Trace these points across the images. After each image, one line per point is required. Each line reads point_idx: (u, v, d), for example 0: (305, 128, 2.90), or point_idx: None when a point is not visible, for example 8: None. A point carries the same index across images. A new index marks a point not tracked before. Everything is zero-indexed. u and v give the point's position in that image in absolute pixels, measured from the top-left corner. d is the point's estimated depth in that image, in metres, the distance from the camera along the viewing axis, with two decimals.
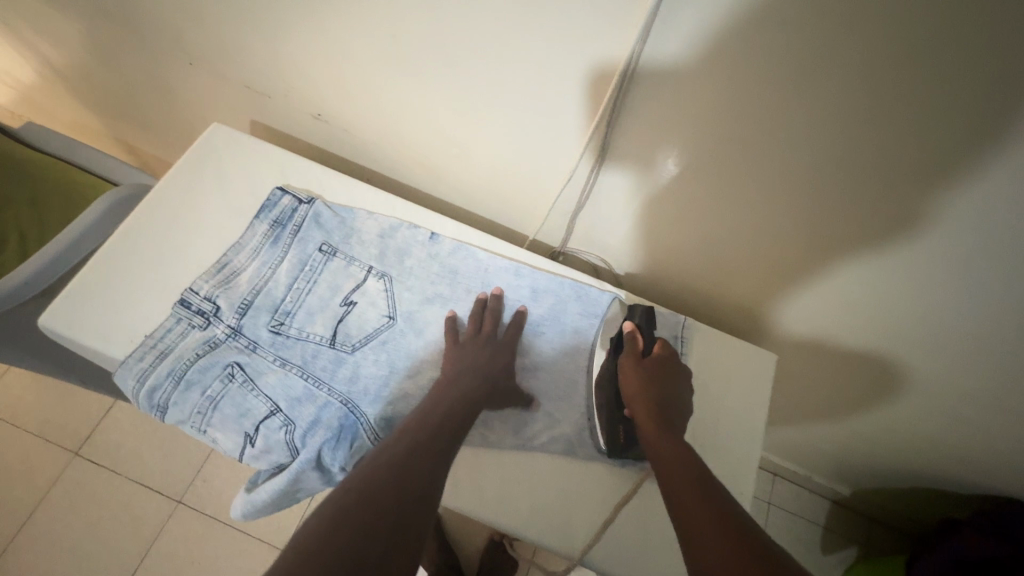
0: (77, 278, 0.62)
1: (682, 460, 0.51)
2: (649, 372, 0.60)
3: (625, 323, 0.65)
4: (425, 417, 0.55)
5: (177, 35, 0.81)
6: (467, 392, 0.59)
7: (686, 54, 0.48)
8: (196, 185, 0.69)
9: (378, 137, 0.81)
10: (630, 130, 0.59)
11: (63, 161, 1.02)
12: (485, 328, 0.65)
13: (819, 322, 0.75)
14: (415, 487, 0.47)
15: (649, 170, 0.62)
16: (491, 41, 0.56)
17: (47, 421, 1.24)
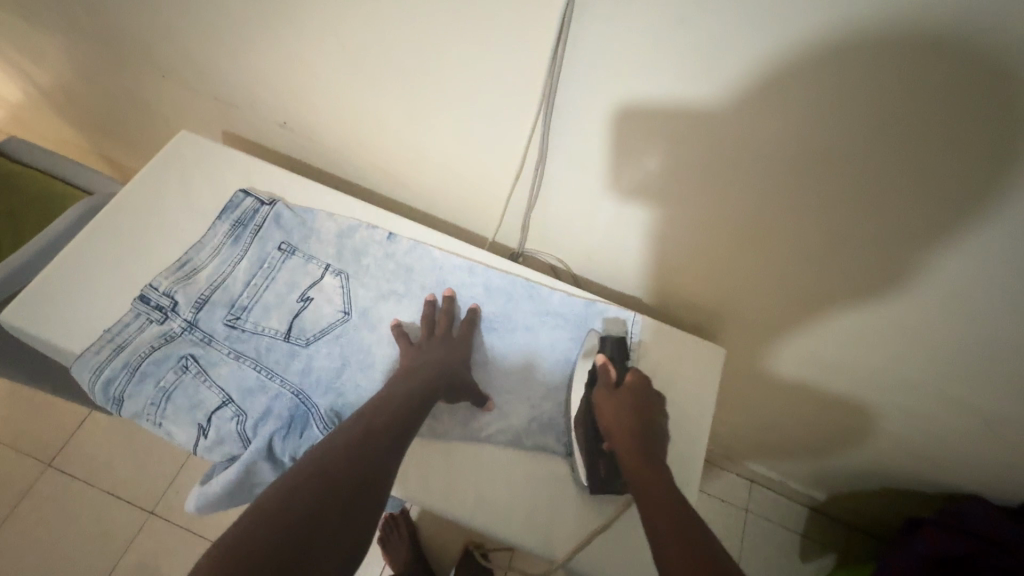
0: (42, 277, 0.64)
1: (666, 503, 0.51)
2: (624, 403, 0.61)
3: (597, 356, 0.66)
4: (385, 403, 0.56)
5: (149, 49, 0.84)
6: (427, 380, 0.60)
7: (601, 54, 0.51)
8: (161, 189, 0.72)
9: (341, 144, 0.84)
10: (566, 131, 0.62)
11: (42, 173, 1.05)
12: (436, 328, 0.66)
13: (815, 343, 0.76)
14: (369, 465, 0.48)
15: (588, 171, 0.65)
16: (435, 44, 0.59)
17: (20, 433, 1.24)
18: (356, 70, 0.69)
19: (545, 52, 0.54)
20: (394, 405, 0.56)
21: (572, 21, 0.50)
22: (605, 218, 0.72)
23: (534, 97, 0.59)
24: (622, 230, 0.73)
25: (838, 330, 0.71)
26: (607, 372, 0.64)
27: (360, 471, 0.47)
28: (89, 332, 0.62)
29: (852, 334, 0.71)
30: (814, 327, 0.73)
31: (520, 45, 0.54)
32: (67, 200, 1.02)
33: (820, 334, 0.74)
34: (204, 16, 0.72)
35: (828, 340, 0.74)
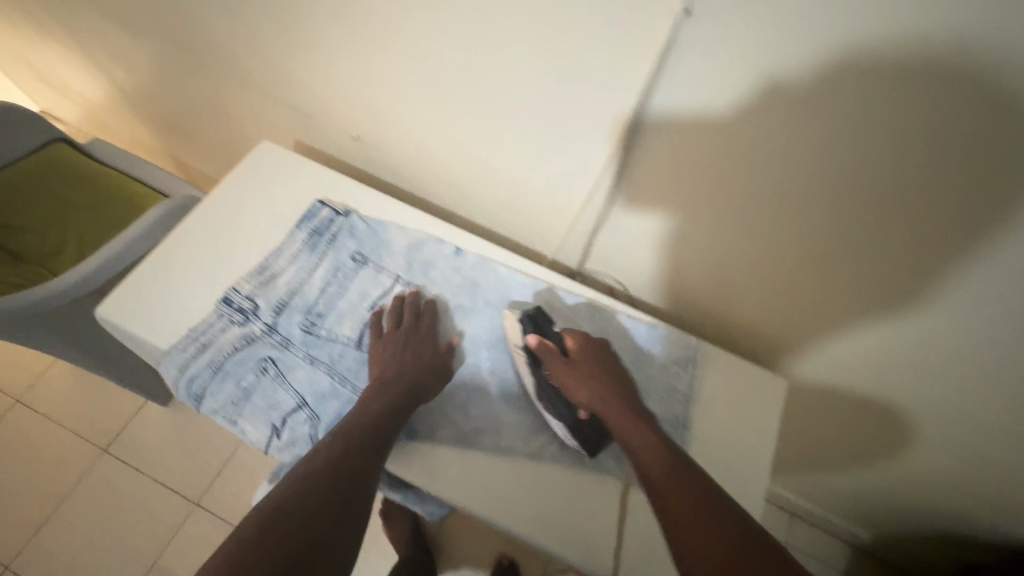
0: (134, 273, 0.68)
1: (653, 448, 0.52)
2: (584, 371, 0.61)
3: (528, 336, 0.64)
4: (352, 422, 0.55)
5: (234, 59, 0.89)
6: (379, 387, 0.59)
7: (694, 84, 0.51)
8: (243, 194, 0.76)
9: (410, 158, 0.87)
10: (645, 159, 0.62)
11: (122, 172, 1.11)
12: (383, 333, 0.65)
13: (851, 363, 0.73)
14: (338, 488, 0.48)
15: (661, 199, 0.65)
16: (517, 65, 0.61)
17: (80, 417, 1.30)
18: (433, 87, 0.71)
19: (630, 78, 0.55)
20: (362, 424, 0.55)
21: (664, 50, 0.50)
22: (664, 241, 0.71)
23: (612, 120, 0.60)
24: (681, 256, 0.72)
25: (874, 348, 0.68)
26: (552, 347, 0.63)
27: (326, 496, 0.46)
28: (175, 329, 0.65)
29: (886, 351, 0.68)
30: (840, 341, 0.70)
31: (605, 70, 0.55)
32: (144, 198, 1.08)
33: (851, 350, 0.71)
34: (292, 30, 0.76)
35: (860, 358, 0.71)
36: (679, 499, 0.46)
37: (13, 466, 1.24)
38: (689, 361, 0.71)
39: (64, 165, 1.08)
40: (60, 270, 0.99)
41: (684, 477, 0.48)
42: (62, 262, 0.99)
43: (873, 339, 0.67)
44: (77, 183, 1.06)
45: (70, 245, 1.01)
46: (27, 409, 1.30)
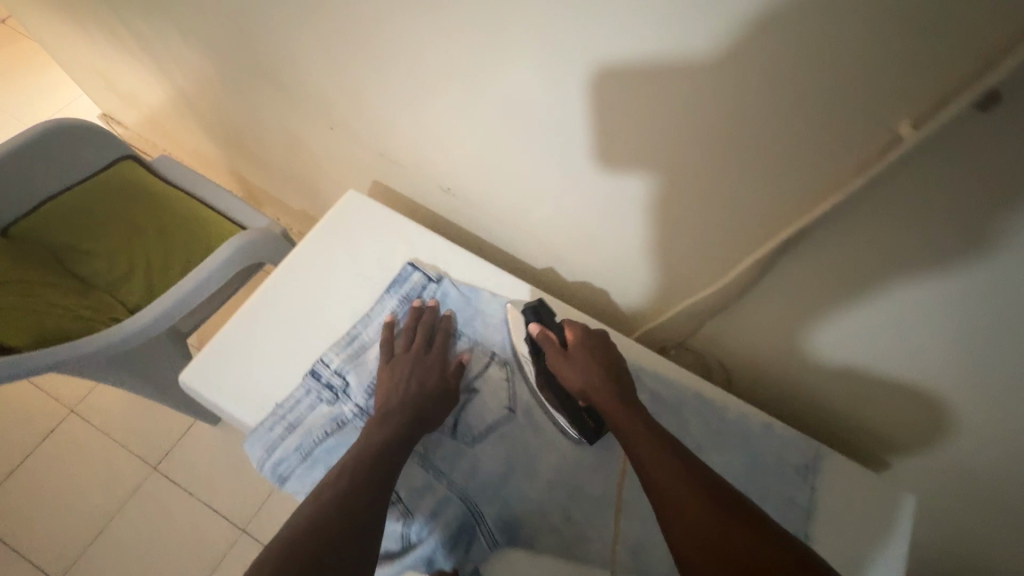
0: (219, 336, 0.66)
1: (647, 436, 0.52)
2: (580, 361, 0.60)
3: (532, 326, 0.63)
4: (362, 446, 0.53)
5: (314, 99, 0.83)
6: (387, 409, 0.58)
7: (907, 212, 0.41)
8: (329, 251, 0.72)
9: (499, 219, 0.79)
10: (800, 271, 0.52)
11: (188, 195, 1.08)
12: (390, 346, 0.64)
13: (878, 351, 0.55)
14: (359, 506, 0.47)
15: (810, 310, 0.56)
16: (649, 160, 0.52)
17: (131, 431, 1.29)
18: (535, 162, 0.63)
19: (804, 191, 0.46)
20: (373, 446, 0.53)
21: (861, 174, 0.41)
22: (791, 346, 0.63)
23: (763, 229, 0.51)
24: (809, 364, 0.63)
25: (901, 329, 0.51)
26: (553, 336, 0.62)
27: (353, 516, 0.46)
28: (261, 405, 0.62)
29: (921, 335, 0.50)
30: (857, 317, 0.53)
31: (769, 178, 0.46)
32: (208, 224, 1.04)
33: (874, 333, 0.53)
34: (382, 83, 0.68)
35: (883, 344, 0.54)
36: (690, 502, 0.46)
37: (65, 478, 1.24)
38: (809, 471, 0.64)
39: (132, 187, 1.05)
40: (127, 306, 0.96)
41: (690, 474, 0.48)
42: (129, 294, 0.96)
43: (903, 309, 0.49)
44: (145, 207, 1.04)
45: (138, 279, 0.98)
46: (81, 419, 1.30)
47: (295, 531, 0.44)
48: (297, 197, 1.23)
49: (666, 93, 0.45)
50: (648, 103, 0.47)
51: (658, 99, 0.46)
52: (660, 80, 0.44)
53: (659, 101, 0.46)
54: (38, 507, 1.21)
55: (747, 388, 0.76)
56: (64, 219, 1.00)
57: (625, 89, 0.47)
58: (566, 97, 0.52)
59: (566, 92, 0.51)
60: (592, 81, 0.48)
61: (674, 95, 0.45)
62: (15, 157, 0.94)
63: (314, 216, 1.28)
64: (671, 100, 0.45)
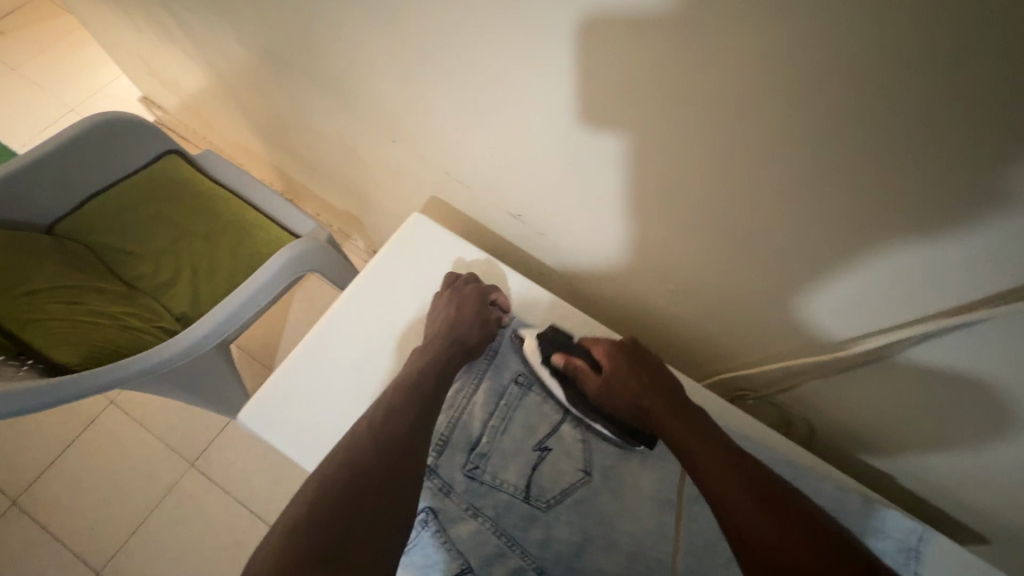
0: (279, 372, 0.64)
1: (701, 440, 0.50)
2: (621, 380, 0.58)
3: (555, 356, 0.62)
4: (380, 423, 0.52)
5: (375, 110, 0.77)
6: (417, 386, 0.56)
7: None
8: (394, 286, 0.69)
9: (573, 249, 0.75)
10: (955, 340, 0.48)
11: (235, 195, 1.04)
12: (429, 333, 0.63)
13: (876, 317, 0.52)
14: (374, 493, 0.46)
15: (950, 373, 0.51)
16: (790, 210, 0.47)
17: (170, 426, 1.29)
18: (642, 200, 0.57)
19: (1002, 273, 0.40)
20: (394, 424, 0.52)
21: None
22: (915, 410, 0.58)
23: (928, 301, 0.46)
24: (921, 425, 0.60)
25: (890, 289, 0.47)
26: (582, 364, 0.61)
27: (368, 503, 0.45)
28: (326, 448, 0.61)
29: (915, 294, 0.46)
30: (847, 281, 0.50)
31: (943, 247, 0.41)
32: (254, 226, 1.00)
33: (870, 298, 0.50)
34: (462, 101, 0.62)
35: (874, 305, 0.50)
36: (721, 483, 0.47)
37: (106, 469, 1.24)
38: (912, 555, 0.57)
39: (178, 184, 1.02)
40: (173, 306, 0.93)
41: (721, 463, 0.48)
42: (175, 296, 0.93)
43: (895, 266, 0.45)
44: (190, 205, 1.00)
45: (184, 280, 0.95)
46: (121, 411, 1.30)
47: (306, 518, 0.43)
48: (342, 199, 1.18)
49: (835, 149, 0.39)
50: (808, 155, 0.41)
51: (821, 153, 0.40)
52: (833, 136, 0.39)
53: (824, 155, 0.40)
54: (80, 498, 1.21)
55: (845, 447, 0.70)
56: (111, 218, 0.97)
57: (781, 139, 0.41)
58: (699, 140, 0.46)
59: (701, 134, 0.45)
60: (736, 125, 0.42)
61: (845, 151, 0.39)
62: (64, 152, 0.91)
63: (359, 218, 1.22)
64: (838, 157, 0.40)
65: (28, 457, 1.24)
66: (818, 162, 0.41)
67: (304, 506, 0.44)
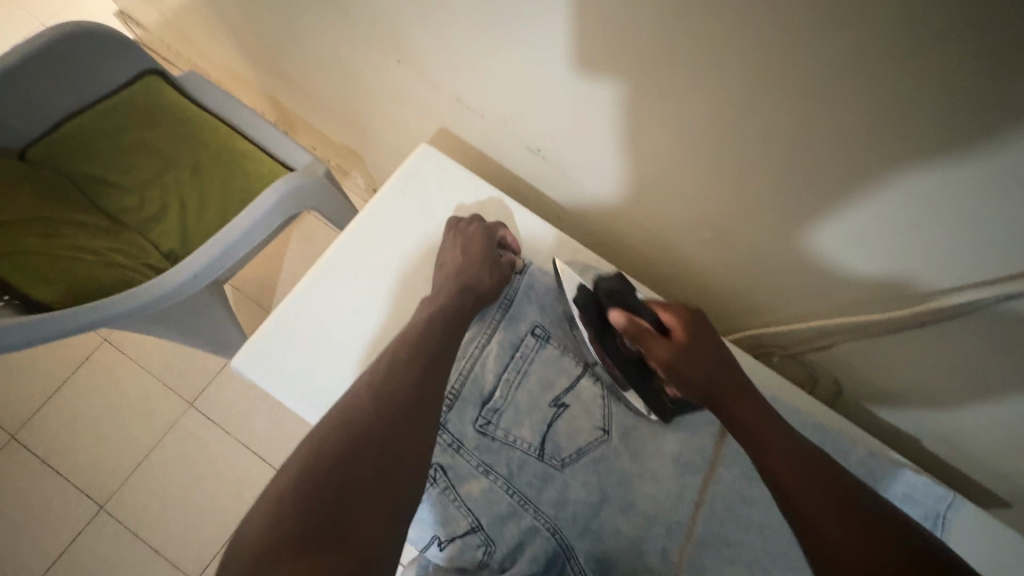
0: (274, 316, 0.59)
1: (773, 433, 0.46)
2: (690, 351, 0.50)
3: (616, 314, 0.53)
4: (382, 383, 0.47)
5: (377, 23, 0.66)
6: (424, 342, 0.51)
7: None
8: (398, 226, 0.63)
9: (596, 193, 0.67)
10: None
11: (223, 122, 0.95)
12: (437, 285, 0.58)
13: (895, 250, 0.47)
14: (375, 459, 0.42)
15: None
16: (880, 154, 0.40)
17: (167, 366, 1.26)
18: (691, 139, 0.50)
19: None
20: (396, 383, 0.47)
21: None
22: (966, 376, 0.53)
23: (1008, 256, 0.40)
24: (971, 396, 0.55)
25: (912, 212, 0.42)
26: (646, 327, 0.52)
27: (368, 471, 0.41)
28: (326, 398, 0.57)
29: (936, 224, 0.42)
30: (863, 204, 0.44)
31: None
32: (245, 159, 0.92)
33: (883, 227, 0.45)
34: (486, 12, 0.52)
35: (890, 233, 0.45)
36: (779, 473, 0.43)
37: (104, 408, 1.22)
38: (937, 522, 0.54)
39: (160, 108, 0.93)
40: (162, 243, 0.87)
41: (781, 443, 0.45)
42: (164, 232, 0.87)
43: (921, 188, 0.40)
44: (175, 134, 0.92)
45: (171, 215, 0.88)
46: (116, 349, 1.26)
47: (299, 487, 0.39)
48: (342, 131, 1.09)
49: (968, 79, 0.32)
50: (915, 84, 0.34)
51: (941, 83, 0.33)
52: (958, 59, 0.31)
53: (937, 85, 0.33)
54: (80, 435, 1.20)
55: (876, 415, 0.67)
56: (88, 145, 0.89)
57: (897, 64, 0.33)
58: (786, 64, 0.38)
59: (791, 55, 0.37)
60: (829, 42, 0.35)
61: (967, 72, 0.31)
62: (27, 67, 0.81)
63: (359, 152, 1.13)
64: (971, 88, 0.32)
65: (23, 394, 1.22)
66: (938, 95, 0.34)
67: (295, 475, 0.40)
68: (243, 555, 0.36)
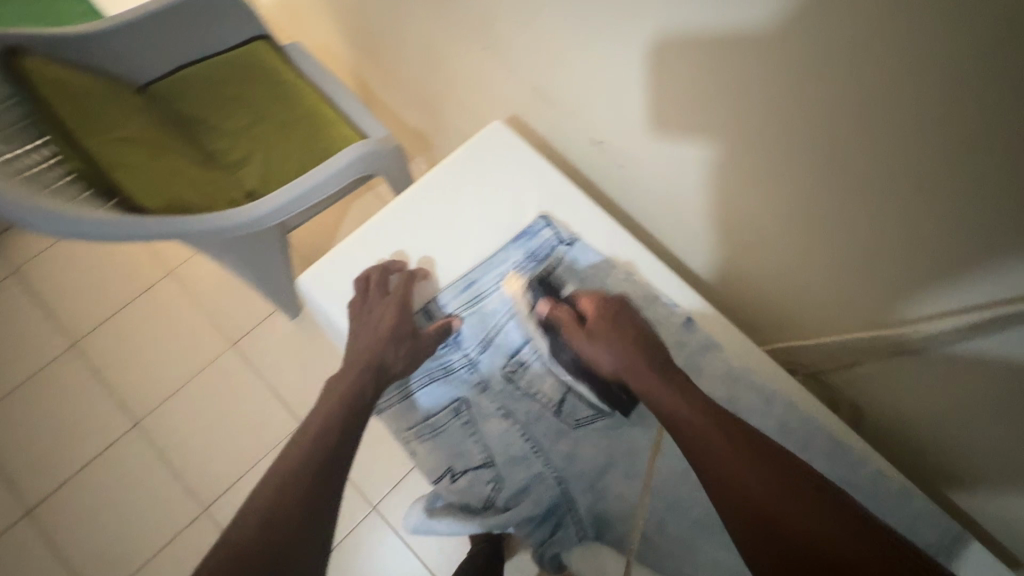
0: (344, 248, 0.67)
1: (702, 422, 0.49)
2: (601, 335, 0.56)
3: (541, 304, 0.61)
4: (321, 428, 0.54)
5: (471, 12, 0.74)
6: (355, 390, 0.57)
7: None
8: (464, 188, 0.70)
9: (650, 188, 0.72)
10: None
11: (315, 88, 1.05)
12: (361, 334, 0.60)
13: (912, 275, 0.51)
14: (309, 497, 0.49)
15: None
16: (918, 162, 0.43)
17: (218, 306, 1.35)
18: (748, 137, 0.54)
19: None
20: (334, 425, 0.54)
21: None
22: (977, 411, 0.54)
23: (1009, 285, 0.43)
24: (987, 438, 0.55)
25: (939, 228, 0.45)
26: (566, 315, 0.59)
27: (299, 507, 0.48)
28: None
29: (957, 241, 0.45)
30: (900, 214, 0.48)
31: None
32: (328, 121, 1.00)
33: (907, 245, 0.49)
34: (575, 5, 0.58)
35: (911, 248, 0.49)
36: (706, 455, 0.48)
37: (155, 334, 1.32)
38: (940, 553, 0.54)
39: (264, 67, 1.03)
40: (246, 183, 0.96)
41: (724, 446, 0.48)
42: (248, 174, 0.96)
43: (955, 201, 0.43)
44: (271, 91, 1.02)
45: (256, 160, 0.97)
46: (176, 283, 1.36)
47: (235, 547, 0.45)
48: (416, 113, 1.17)
49: (1001, 93, 0.35)
50: (954, 98, 0.38)
51: (976, 101, 0.37)
52: (991, 77, 0.35)
53: (973, 102, 0.37)
54: (130, 354, 1.30)
55: (894, 448, 0.66)
56: (198, 90, 1.00)
57: (940, 76, 0.37)
58: (848, 66, 0.42)
59: (851, 58, 0.41)
60: (883, 50, 0.39)
61: (997, 93, 0.35)
62: (163, 16, 0.94)
63: (427, 137, 1.22)
64: (1004, 103, 0.35)
65: (89, 308, 1.33)
66: (973, 111, 0.37)
67: (240, 527, 0.47)
68: None
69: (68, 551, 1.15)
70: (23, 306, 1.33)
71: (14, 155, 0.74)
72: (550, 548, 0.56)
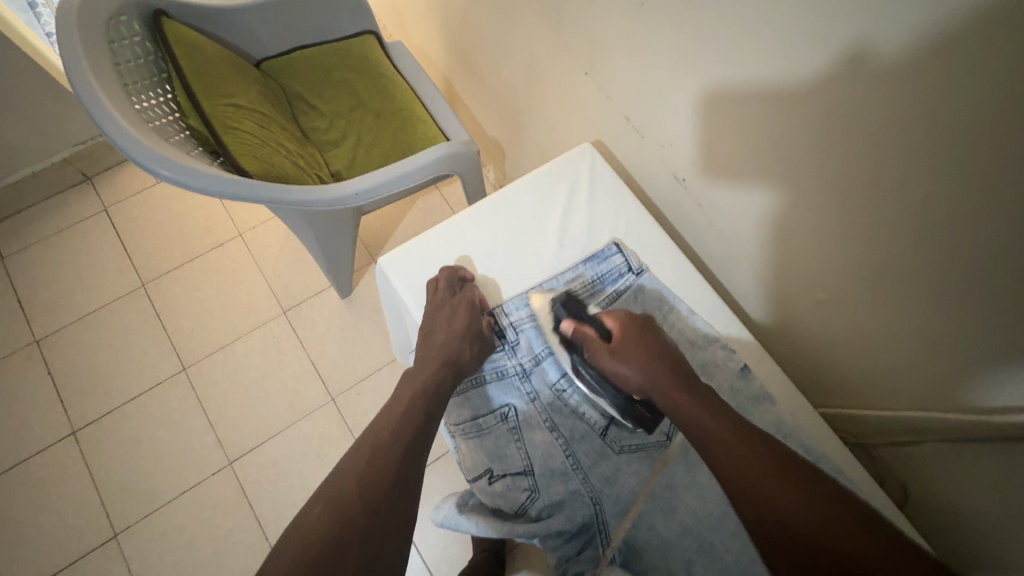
0: (424, 238, 0.70)
1: (726, 438, 0.50)
2: (624, 352, 0.59)
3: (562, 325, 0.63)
4: (408, 409, 0.57)
5: (579, 38, 0.77)
6: (432, 385, 0.59)
7: None
8: (545, 200, 0.72)
9: (723, 231, 0.73)
10: None
11: (411, 86, 1.11)
12: (432, 331, 0.62)
13: (991, 360, 0.49)
14: (396, 475, 0.51)
15: None
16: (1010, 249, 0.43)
17: (278, 274, 1.42)
18: (844, 196, 0.54)
19: None
20: (416, 414, 0.56)
21: None
22: None
23: None
24: None
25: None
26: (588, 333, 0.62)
27: (379, 497, 0.49)
28: None
29: None
30: (984, 298, 0.47)
31: None
32: (417, 117, 1.05)
33: (986, 328, 0.48)
34: (684, 46, 0.61)
35: (995, 332, 0.48)
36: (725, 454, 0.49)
37: (216, 288, 1.40)
38: None
39: (369, 58, 1.10)
40: (333, 164, 1.02)
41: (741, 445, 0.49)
42: (337, 156, 1.02)
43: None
44: (371, 81, 1.08)
45: (347, 144, 1.03)
46: (244, 245, 1.44)
47: (330, 500, 0.48)
48: (498, 124, 1.22)
49: None
50: None
51: None
52: None
53: None
54: (191, 303, 1.38)
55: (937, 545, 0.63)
56: (306, 71, 1.08)
57: None
58: (968, 142, 0.42)
59: (968, 138, 0.42)
60: (988, 137, 0.40)
61: None
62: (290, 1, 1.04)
63: (503, 148, 1.27)
64: None
65: (163, 254, 1.43)
66: None
67: (338, 483, 0.50)
68: (295, 541, 0.46)
69: (102, 476, 1.22)
70: (107, 242, 1.44)
71: (144, 106, 0.81)
72: (576, 566, 0.55)
